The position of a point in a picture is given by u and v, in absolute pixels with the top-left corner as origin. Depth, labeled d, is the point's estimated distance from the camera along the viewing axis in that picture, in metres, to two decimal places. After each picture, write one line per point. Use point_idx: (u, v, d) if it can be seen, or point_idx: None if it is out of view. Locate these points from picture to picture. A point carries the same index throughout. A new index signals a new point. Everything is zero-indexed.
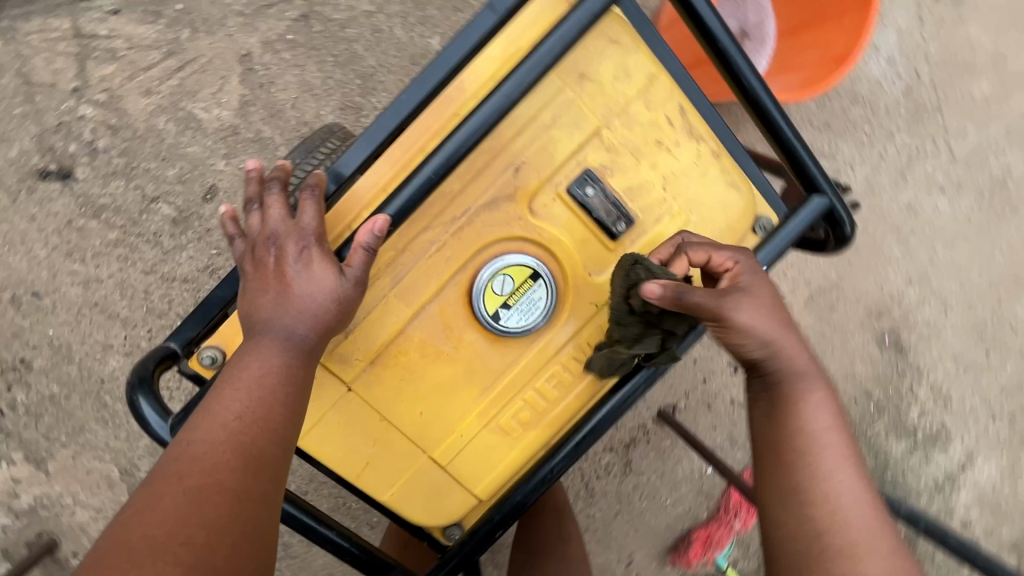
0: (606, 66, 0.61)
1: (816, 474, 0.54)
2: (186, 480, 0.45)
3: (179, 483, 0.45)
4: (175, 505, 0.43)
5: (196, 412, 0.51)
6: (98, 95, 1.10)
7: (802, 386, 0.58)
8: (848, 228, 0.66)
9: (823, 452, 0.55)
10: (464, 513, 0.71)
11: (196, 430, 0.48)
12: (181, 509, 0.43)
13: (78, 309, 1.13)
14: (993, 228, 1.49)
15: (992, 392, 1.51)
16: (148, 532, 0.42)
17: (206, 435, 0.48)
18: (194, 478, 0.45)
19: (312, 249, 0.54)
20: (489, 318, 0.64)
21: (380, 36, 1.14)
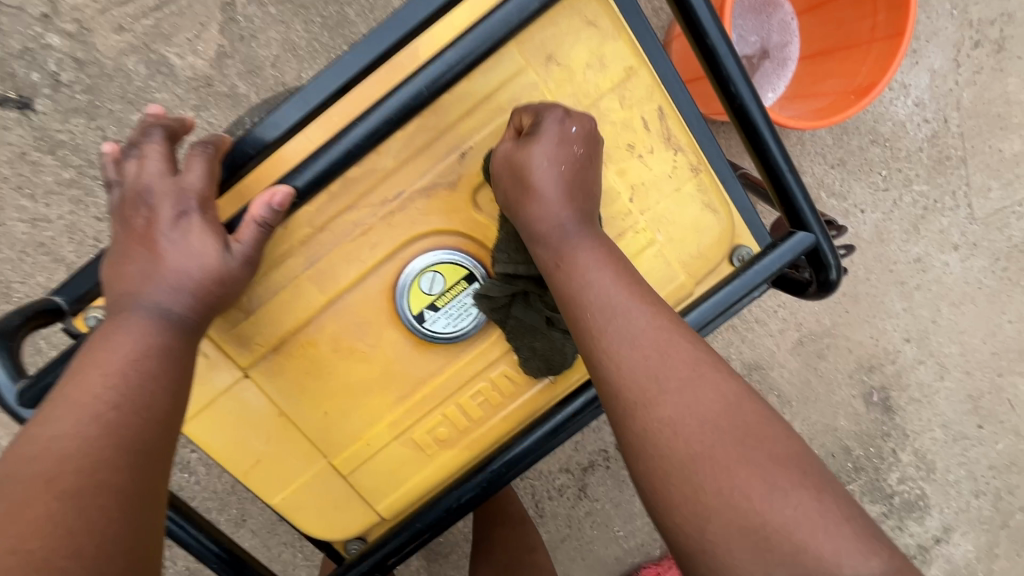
0: (578, 51, 0.53)
1: (699, 414, 0.44)
2: (57, 484, 0.38)
3: (46, 488, 0.38)
4: (48, 515, 0.37)
5: (53, 398, 0.42)
6: (68, 25, 1.03)
7: (634, 325, 0.48)
8: (833, 273, 0.57)
9: (659, 334, 0.48)
10: (364, 529, 0.63)
11: (60, 422, 0.41)
12: (57, 517, 0.37)
13: (20, 248, 1.07)
14: (1004, 294, 1.40)
15: (979, 467, 1.42)
16: (18, 548, 0.35)
17: (75, 428, 0.40)
18: (68, 481, 0.38)
19: (192, 215, 0.47)
20: (412, 319, 0.57)
21: (374, 3, 1.07)
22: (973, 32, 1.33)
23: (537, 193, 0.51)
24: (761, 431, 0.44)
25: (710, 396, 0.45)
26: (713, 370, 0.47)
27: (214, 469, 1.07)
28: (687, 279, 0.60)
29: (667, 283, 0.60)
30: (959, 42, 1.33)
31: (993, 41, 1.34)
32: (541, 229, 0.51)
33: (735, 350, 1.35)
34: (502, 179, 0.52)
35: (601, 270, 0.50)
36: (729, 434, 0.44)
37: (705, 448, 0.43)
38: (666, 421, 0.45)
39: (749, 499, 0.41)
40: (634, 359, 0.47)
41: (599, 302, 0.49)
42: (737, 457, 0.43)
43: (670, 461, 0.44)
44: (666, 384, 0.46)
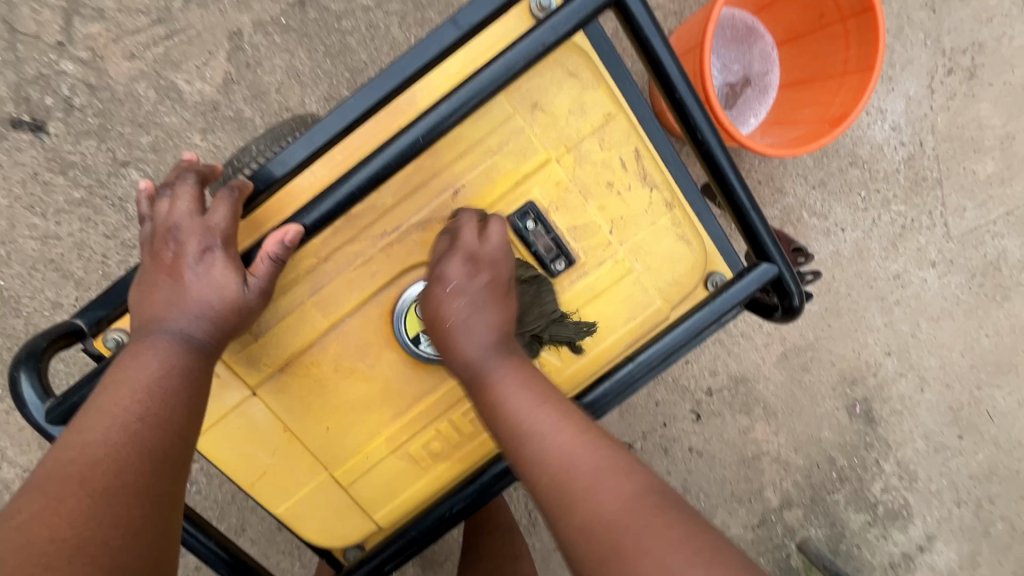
0: (562, 98, 0.58)
1: (597, 516, 0.48)
2: (89, 483, 0.43)
3: (79, 487, 0.42)
4: (81, 509, 0.41)
5: (87, 410, 0.47)
6: (81, 52, 1.08)
7: (546, 434, 0.53)
8: (796, 300, 0.62)
9: (563, 447, 0.52)
10: (362, 537, 0.67)
11: (92, 431, 0.46)
12: (88, 512, 0.41)
13: (32, 264, 1.11)
14: (980, 310, 1.45)
15: (959, 477, 1.47)
16: (54, 537, 0.40)
17: (105, 436, 0.45)
18: (99, 481, 0.43)
19: (216, 252, 0.51)
20: (408, 341, 0.61)
21: (375, 32, 1.12)
22: (946, 59, 1.40)
23: (454, 334, 0.56)
24: (654, 520, 0.46)
25: (614, 491, 0.49)
26: (613, 465, 0.51)
27: (217, 479, 1.11)
28: (662, 304, 0.65)
29: (644, 308, 0.65)
30: (933, 69, 1.40)
31: (966, 68, 1.40)
32: (457, 354, 0.57)
33: (721, 363, 1.41)
34: (429, 332, 0.58)
35: (513, 392, 0.55)
36: (624, 532, 0.46)
37: (612, 541, 0.46)
38: (584, 523, 0.48)
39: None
40: (547, 471, 0.51)
41: (513, 426, 0.54)
42: (644, 535, 0.46)
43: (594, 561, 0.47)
44: (572, 483, 0.50)
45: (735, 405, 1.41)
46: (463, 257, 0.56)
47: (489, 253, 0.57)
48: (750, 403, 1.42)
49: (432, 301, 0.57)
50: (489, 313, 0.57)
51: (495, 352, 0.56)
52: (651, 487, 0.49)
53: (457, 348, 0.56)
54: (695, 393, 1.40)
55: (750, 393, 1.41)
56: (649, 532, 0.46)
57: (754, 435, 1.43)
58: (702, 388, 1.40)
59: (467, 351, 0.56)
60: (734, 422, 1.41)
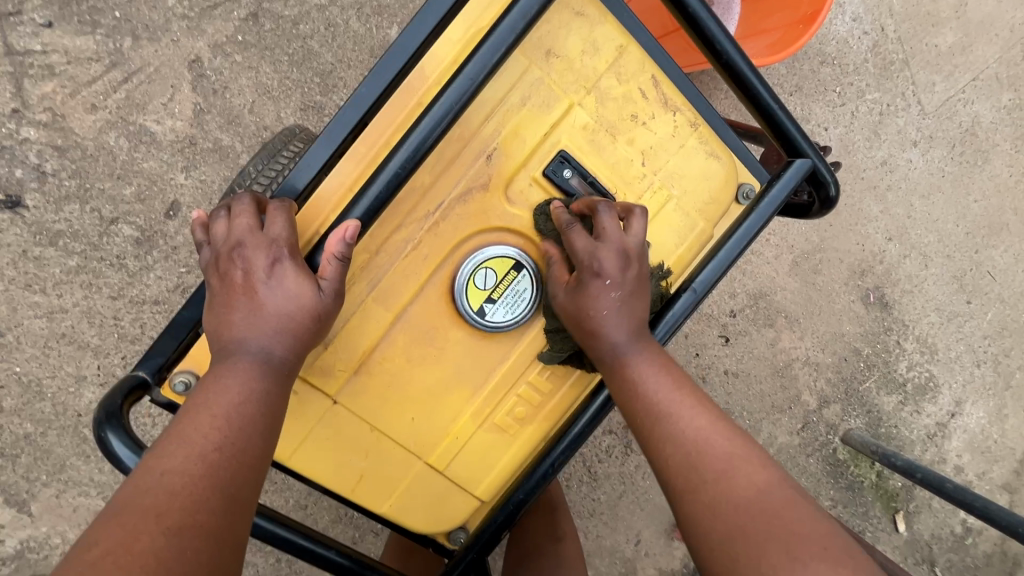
0: (572, 40, 0.58)
1: (740, 504, 0.49)
2: (165, 519, 0.40)
3: (157, 522, 0.40)
4: (155, 548, 0.39)
5: (165, 436, 0.46)
6: (40, 115, 1.04)
7: (688, 424, 0.55)
8: (832, 189, 0.64)
9: (699, 431, 0.55)
10: (466, 516, 0.69)
11: (169, 459, 0.44)
12: (162, 551, 0.39)
13: (44, 343, 1.07)
14: (965, 177, 1.50)
15: (976, 339, 1.53)
16: None
17: (183, 465, 0.43)
18: (174, 517, 0.41)
19: (285, 262, 0.51)
20: (474, 314, 0.62)
21: (335, 30, 1.10)
22: None
23: (602, 320, 0.58)
24: (808, 526, 0.47)
25: (754, 476, 0.51)
26: (754, 458, 0.53)
27: (286, 509, 1.10)
28: (706, 224, 0.66)
29: (689, 231, 0.66)
30: None
31: None
32: (602, 342, 0.58)
33: (738, 284, 1.43)
34: (572, 322, 0.59)
35: (654, 376, 0.58)
36: (779, 516, 0.48)
37: (744, 512, 0.48)
38: (713, 501, 0.50)
39: (797, 573, 0.44)
40: (737, 516, 0.48)
41: (655, 410, 0.56)
42: (820, 570, 0.44)
43: (720, 536, 0.48)
44: (777, 524, 0.47)
45: (759, 320, 1.44)
46: (615, 250, 0.57)
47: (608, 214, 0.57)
48: (772, 315, 1.45)
49: (577, 257, 0.58)
50: (634, 306, 0.59)
51: (635, 342, 0.59)
52: (801, 497, 0.50)
53: (604, 332, 0.58)
54: (720, 318, 1.42)
55: (770, 306, 1.45)
56: (783, 533, 0.47)
57: (782, 345, 1.46)
58: (726, 311, 1.43)
59: (613, 334, 0.58)
60: (761, 336, 1.44)
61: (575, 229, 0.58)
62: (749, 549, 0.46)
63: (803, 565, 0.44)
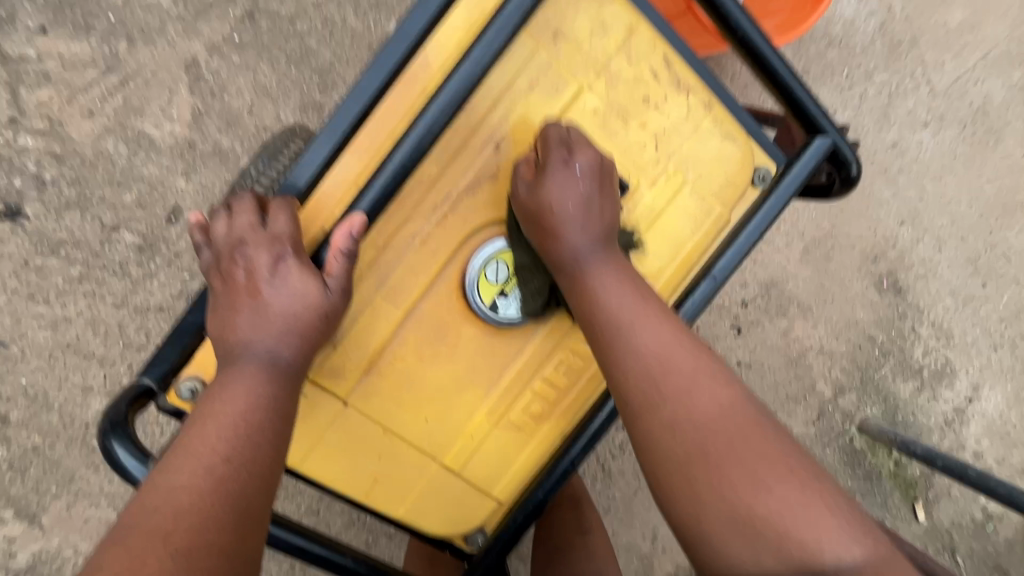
0: (581, 20, 0.56)
1: (698, 422, 0.50)
2: (172, 540, 0.39)
3: (164, 543, 0.39)
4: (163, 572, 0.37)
5: (173, 449, 0.44)
6: (38, 123, 1.02)
7: (651, 335, 0.54)
8: (854, 168, 0.62)
9: (662, 343, 0.54)
10: (485, 517, 0.67)
11: (177, 475, 0.42)
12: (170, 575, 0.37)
13: (50, 354, 1.06)
14: (978, 157, 1.47)
15: (993, 323, 1.50)
16: None
17: (190, 480, 0.42)
18: (182, 537, 0.39)
19: (288, 260, 0.49)
20: (487, 310, 0.60)
21: (332, 28, 1.08)
22: None
23: (563, 225, 0.56)
24: (769, 448, 0.49)
25: (715, 394, 0.51)
26: (717, 373, 0.53)
27: (298, 515, 1.09)
28: (722, 209, 0.64)
29: (705, 217, 0.64)
30: None
31: None
32: (562, 247, 0.56)
33: (749, 274, 1.41)
34: (531, 222, 0.57)
35: (615, 284, 0.56)
36: (740, 438, 0.49)
37: (707, 436, 0.49)
38: (672, 419, 0.51)
39: (754, 492, 0.47)
40: (697, 440, 0.50)
41: (615, 321, 0.55)
42: (781, 491, 0.47)
43: (678, 456, 0.50)
44: (738, 447, 0.49)
45: (771, 310, 1.42)
46: (587, 147, 0.56)
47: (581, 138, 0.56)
48: (784, 304, 1.42)
49: (546, 189, 0.56)
50: (598, 206, 0.57)
51: (597, 249, 0.57)
52: (756, 407, 0.52)
53: (569, 237, 0.56)
54: (731, 309, 1.40)
55: (782, 294, 1.42)
56: (742, 460, 0.48)
57: (795, 334, 1.43)
58: (737, 302, 1.40)
59: (574, 242, 0.56)
60: (774, 326, 1.42)
61: (564, 138, 0.56)
62: (710, 476, 0.48)
63: (763, 489, 0.47)
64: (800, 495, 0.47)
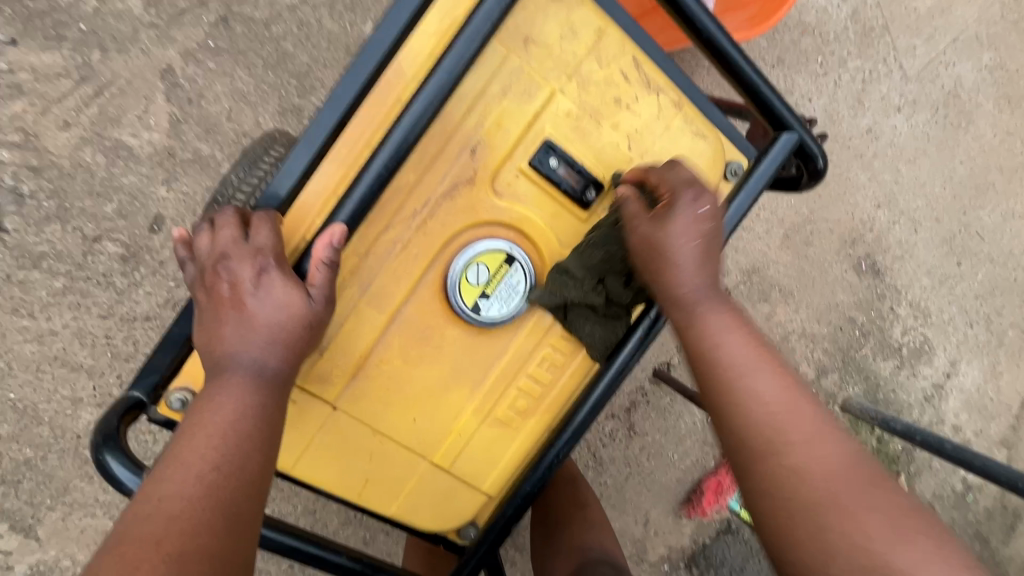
0: (550, 26, 0.57)
1: (828, 471, 0.49)
2: (164, 546, 0.40)
3: (155, 550, 0.40)
4: None
5: (164, 458, 0.45)
6: (13, 135, 1.01)
7: (770, 383, 0.54)
8: (820, 161, 0.64)
9: (783, 391, 0.53)
10: (475, 511, 0.69)
11: (167, 483, 0.43)
12: None
13: (37, 367, 1.06)
14: (950, 139, 1.50)
15: (968, 300, 1.54)
16: None
17: (180, 488, 0.43)
18: (172, 544, 0.41)
19: (271, 271, 0.50)
20: (469, 311, 0.61)
21: (308, 30, 1.08)
22: None
23: (676, 261, 0.56)
24: (896, 501, 0.48)
25: (841, 446, 0.51)
26: (836, 426, 0.52)
27: (295, 515, 1.10)
28: None
29: None
30: None
31: None
32: (677, 284, 0.56)
33: (731, 261, 1.43)
34: (643, 255, 0.57)
35: (727, 330, 0.56)
36: (868, 490, 0.48)
37: (835, 486, 0.48)
38: (798, 467, 0.50)
39: (891, 549, 0.45)
40: (827, 487, 0.48)
41: (736, 364, 0.54)
42: (920, 552, 0.45)
43: (805, 503, 0.48)
44: (868, 500, 0.48)
45: (753, 296, 1.44)
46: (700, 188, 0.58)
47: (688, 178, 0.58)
48: (766, 290, 1.45)
49: (667, 226, 0.56)
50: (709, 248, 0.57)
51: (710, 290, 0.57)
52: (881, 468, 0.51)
53: (682, 272, 0.56)
54: None
55: (764, 281, 1.45)
56: (871, 510, 0.47)
57: (778, 319, 1.46)
58: None
59: (690, 280, 0.56)
60: (757, 311, 1.44)
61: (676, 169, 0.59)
62: (843, 525, 0.47)
63: (901, 543, 0.45)
64: (942, 558, 0.45)
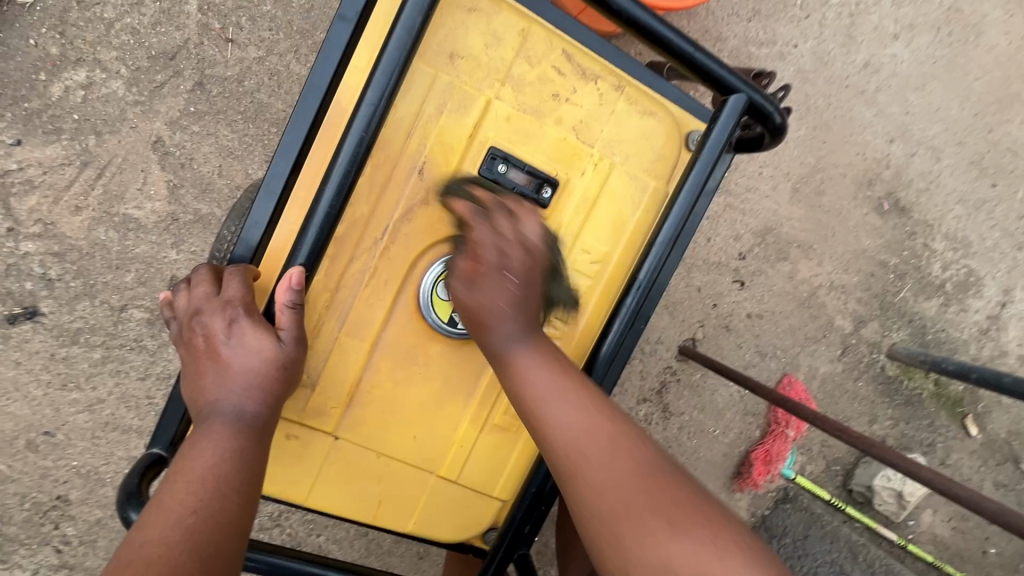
0: (472, 37, 0.58)
1: (603, 489, 0.52)
2: None
3: None
4: None
5: (147, 507, 0.48)
6: (33, 228, 1.09)
7: (564, 410, 0.55)
8: (776, 117, 0.63)
9: (576, 419, 0.54)
10: (492, 517, 0.70)
11: (149, 531, 0.46)
12: None
13: (91, 434, 1.14)
14: (960, 57, 1.41)
15: (1011, 222, 1.44)
16: None
17: (159, 535, 0.45)
18: None
19: (240, 321, 0.53)
20: (446, 325, 0.63)
21: (279, 78, 1.12)
22: None
23: (486, 315, 0.57)
24: (665, 502, 0.51)
25: (611, 464, 0.53)
26: (621, 436, 0.55)
27: (349, 539, 1.14)
28: (657, 182, 0.65)
29: (642, 192, 0.65)
30: None
31: None
32: (488, 328, 0.57)
33: (741, 226, 1.34)
34: (467, 315, 0.58)
35: (535, 357, 0.57)
36: (630, 503, 0.51)
37: (623, 504, 0.51)
38: (594, 484, 0.52)
39: (657, 548, 0.49)
40: (615, 501, 0.51)
41: (534, 398, 0.55)
42: (677, 545, 0.49)
43: (608, 515, 0.51)
44: (644, 504, 0.51)
45: (772, 256, 1.36)
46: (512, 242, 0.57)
47: (508, 235, 0.56)
48: (785, 248, 1.37)
49: (478, 290, 0.56)
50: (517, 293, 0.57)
51: (526, 337, 0.57)
52: (662, 467, 0.54)
53: (482, 307, 0.57)
54: (729, 263, 1.34)
55: (781, 239, 1.37)
56: (642, 520, 0.50)
57: (801, 275, 1.39)
58: (734, 255, 1.34)
59: (492, 310, 0.56)
60: (777, 272, 1.37)
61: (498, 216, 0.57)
62: (627, 530, 0.50)
63: (669, 534, 0.49)
64: (713, 546, 0.49)
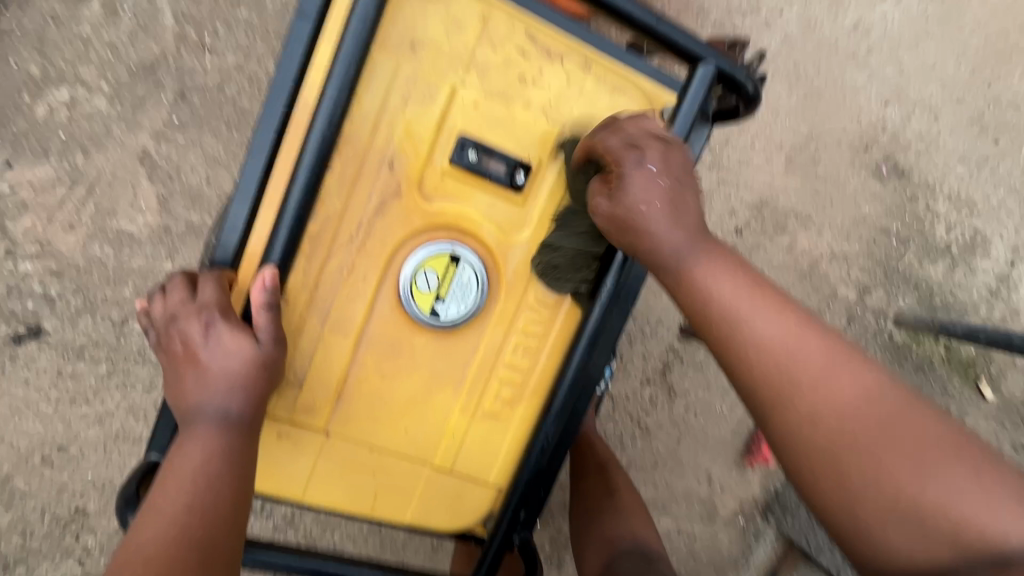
0: (432, 24, 0.58)
1: (821, 409, 0.50)
2: None
3: None
4: None
5: (143, 507, 0.49)
6: (30, 248, 1.10)
7: (766, 329, 0.53)
8: (748, 86, 0.62)
9: (782, 339, 0.52)
10: (489, 505, 0.70)
11: (143, 531, 0.47)
12: None
13: (104, 447, 1.16)
14: (953, 13, 1.38)
15: (1016, 179, 1.41)
16: None
17: (153, 534, 0.47)
18: None
19: (217, 323, 0.54)
20: (427, 317, 0.63)
21: (259, 83, 1.13)
22: None
23: (648, 238, 0.57)
24: (911, 421, 0.48)
25: (848, 379, 0.50)
26: (844, 356, 0.51)
27: (362, 536, 1.16)
28: None
29: None
30: None
31: None
32: (665, 252, 0.56)
33: (735, 199, 1.33)
34: (618, 234, 0.59)
35: (720, 282, 0.55)
36: (877, 420, 0.48)
37: (849, 427, 0.49)
38: (809, 411, 0.50)
39: (882, 473, 0.47)
40: (839, 425, 0.49)
41: (733, 317, 0.54)
42: (909, 468, 0.46)
43: (820, 435, 0.49)
44: (865, 429, 0.48)
45: (769, 229, 1.35)
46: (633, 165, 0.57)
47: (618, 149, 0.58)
48: (782, 220, 1.35)
49: (625, 211, 0.57)
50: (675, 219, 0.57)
51: (691, 252, 0.56)
52: (888, 383, 0.50)
53: (660, 244, 0.56)
54: (726, 238, 1.32)
55: (777, 211, 1.35)
56: (867, 442, 0.48)
57: (800, 247, 1.37)
58: (731, 230, 1.33)
59: (669, 242, 0.56)
60: (776, 245, 1.35)
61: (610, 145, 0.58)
62: (853, 453, 0.48)
63: (910, 461, 0.46)
64: (958, 472, 0.46)
